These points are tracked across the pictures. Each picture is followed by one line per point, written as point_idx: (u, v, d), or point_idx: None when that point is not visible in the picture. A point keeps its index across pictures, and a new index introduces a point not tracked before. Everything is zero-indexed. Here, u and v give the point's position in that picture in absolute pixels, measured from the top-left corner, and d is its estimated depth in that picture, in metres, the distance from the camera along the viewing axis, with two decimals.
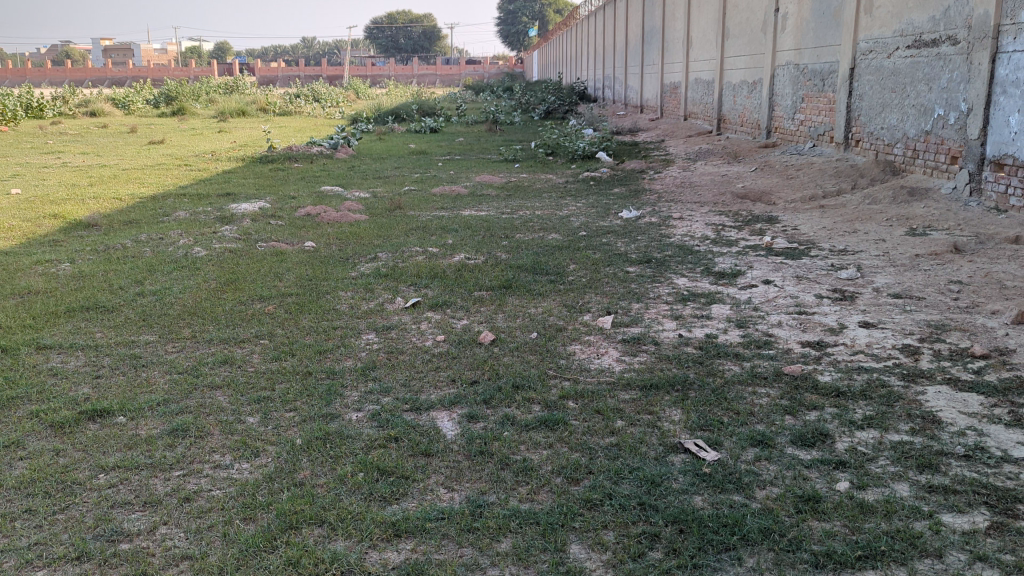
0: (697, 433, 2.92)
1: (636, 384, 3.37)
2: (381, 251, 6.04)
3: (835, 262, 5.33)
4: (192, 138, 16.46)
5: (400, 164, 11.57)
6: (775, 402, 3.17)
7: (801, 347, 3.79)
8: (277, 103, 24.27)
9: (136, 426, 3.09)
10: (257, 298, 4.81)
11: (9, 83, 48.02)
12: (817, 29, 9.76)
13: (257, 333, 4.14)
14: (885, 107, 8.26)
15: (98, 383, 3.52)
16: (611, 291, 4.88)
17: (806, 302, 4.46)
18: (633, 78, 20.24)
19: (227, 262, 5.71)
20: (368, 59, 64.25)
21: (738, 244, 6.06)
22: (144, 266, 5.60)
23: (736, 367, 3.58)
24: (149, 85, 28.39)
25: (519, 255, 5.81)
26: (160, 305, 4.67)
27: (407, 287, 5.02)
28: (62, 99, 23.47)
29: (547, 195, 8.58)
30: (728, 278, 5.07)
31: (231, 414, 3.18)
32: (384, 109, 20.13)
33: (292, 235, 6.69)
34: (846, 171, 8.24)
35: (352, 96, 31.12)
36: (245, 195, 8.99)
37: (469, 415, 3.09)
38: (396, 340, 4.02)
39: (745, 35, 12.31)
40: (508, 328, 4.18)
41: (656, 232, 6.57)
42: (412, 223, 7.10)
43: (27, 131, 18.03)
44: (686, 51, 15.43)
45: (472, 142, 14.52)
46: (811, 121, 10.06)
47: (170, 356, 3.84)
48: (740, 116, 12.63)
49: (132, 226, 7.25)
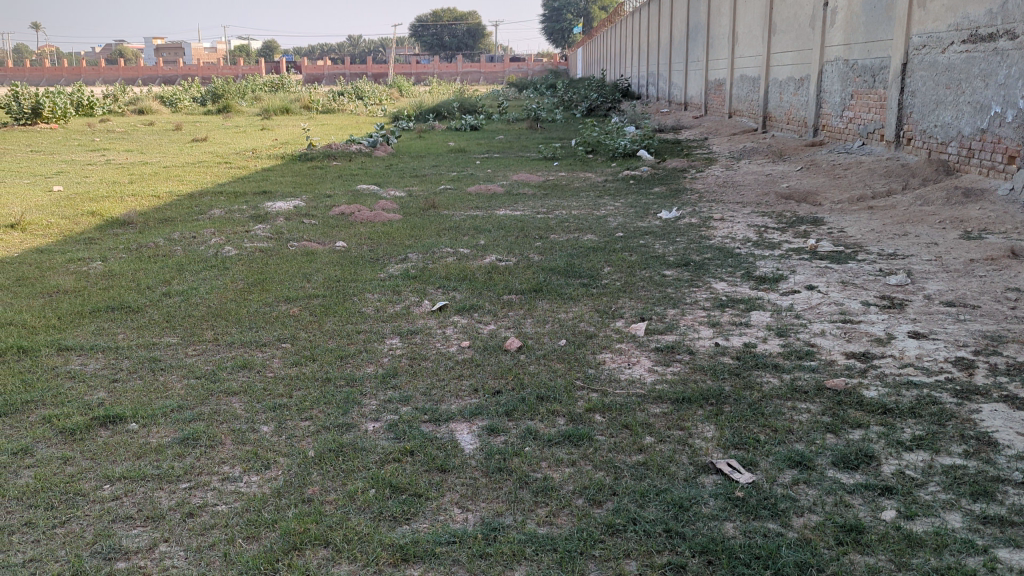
0: (731, 453, 2.74)
1: (667, 397, 3.21)
2: (412, 252, 5.92)
3: (883, 267, 5.09)
4: (235, 135, 16.53)
5: (438, 163, 11.44)
6: (816, 419, 2.98)
7: (845, 359, 3.59)
8: (320, 101, 24.30)
9: (148, 434, 2.95)
10: (283, 299, 4.70)
11: (62, 81, 49.06)
12: (868, 24, 9.46)
13: (279, 337, 4.02)
14: (939, 104, 7.95)
15: (114, 387, 3.39)
16: (646, 295, 4.70)
17: (852, 310, 4.24)
18: (677, 76, 19.96)
19: (256, 262, 5.61)
20: (413, 57, 64.43)
21: (780, 247, 5.83)
22: (174, 265, 5.52)
23: (775, 379, 3.39)
24: (196, 83, 28.64)
25: (553, 257, 5.65)
26: (185, 306, 4.57)
27: (436, 290, 4.88)
28: (112, 98, 23.79)
29: (586, 195, 8.39)
30: (768, 283, 4.86)
31: (245, 423, 3.05)
32: (426, 107, 19.99)
33: (324, 235, 6.59)
34: (897, 172, 7.94)
35: (396, 94, 31.15)
36: (282, 193, 8.94)
37: (490, 428, 2.95)
38: (419, 346, 3.89)
39: (793, 30, 12.00)
40: (536, 334, 4.03)
41: (696, 234, 6.36)
42: (446, 223, 6.98)
43: (75, 129, 18.26)
44: (731, 48, 15.13)
45: (512, 140, 14.36)
46: (860, 119, 9.75)
47: (189, 360, 3.72)
48: (786, 113, 12.31)
49: (167, 225, 7.21)
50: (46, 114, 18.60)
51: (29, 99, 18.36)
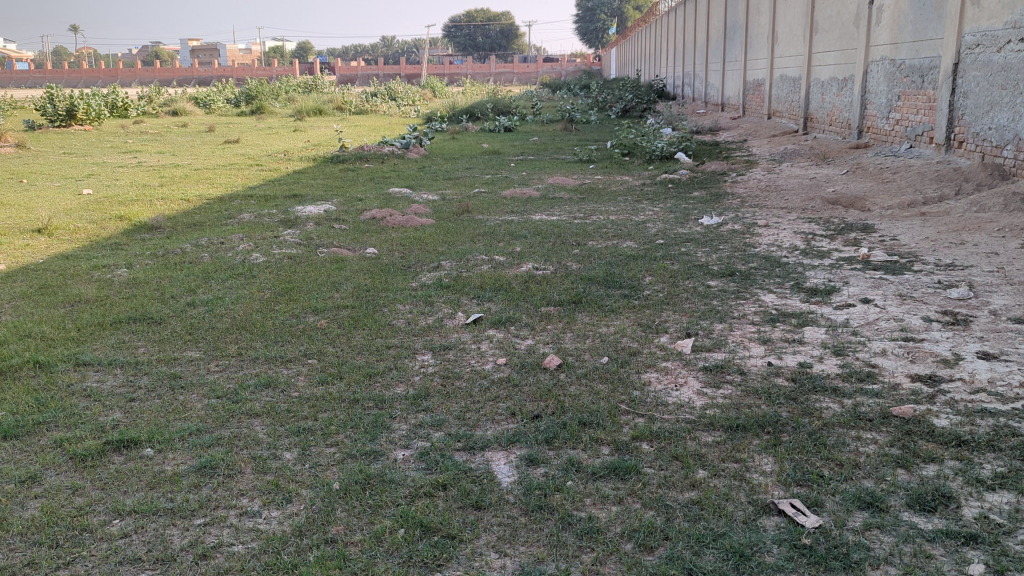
0: (793, 490, 2.49)
1: (720, 424, 2.96)
2: (445, 259, 5.72)
3: (943, 279, 4.81)
4: (268, 137, 16.47)
5: (471, 165, 11.26)
6: (884, 452, 2.72)
7: (910, 382, 3.32)
8: (353, 101, 24.25)
9: (163, 461, 2.78)
10: (310, 311, 4.52)
11: (100, 83, 49.78)
12: (917, 22, 9.12)
13: (305, 353, 3.83)
14: (994, 105, 7.61)
15: (131, 408, 3.22)
16: (691, 308, 4.45)
17: (912, 327, 3.97)
18: (713, 76, 19.62)
19: (284, 270, 5.44)
20: (446, 57, 64.38)
21: (830, 256, 5.55)
22: (199, 273, 5.37)
23: (836, 405, 3.13)
24: (230, 83, 28.71)
25: (591, 265, 5.42)
26: (209, 317, 4.41)
27: (469, 301, 4.67)
28: (147, 100, 23.92)
29: (623, 199, 8.15)
30: (820, 296, 4.60)
31: (267, 449, 2.86)
32: (459, 108, 19.79)
33: (355, 241, 6.40)
34: (949, 176, 7.61)
35: (429, 94, 31.05)
36: (312, 196, 8.79)
37: (529, 458, 2.73)
38: (452, 363, 3.69)
39: (835, 29, 11.66)
40: (576, 350, 3.80)
41: (739, 241, 6.11)
42: (479, 228, 6.77)
43: (110, 130, 18.32)
44: (770, 47, 14.79)
45: (546, 142, 14.15)
46: (908, 120, 9.41)
47: (212, 377, 3.55)
48: (828, 114, 11.97)
49: (195, 229, 7.08)
50: (81, 116, 18.66)
51: (64, 101, 18.45)
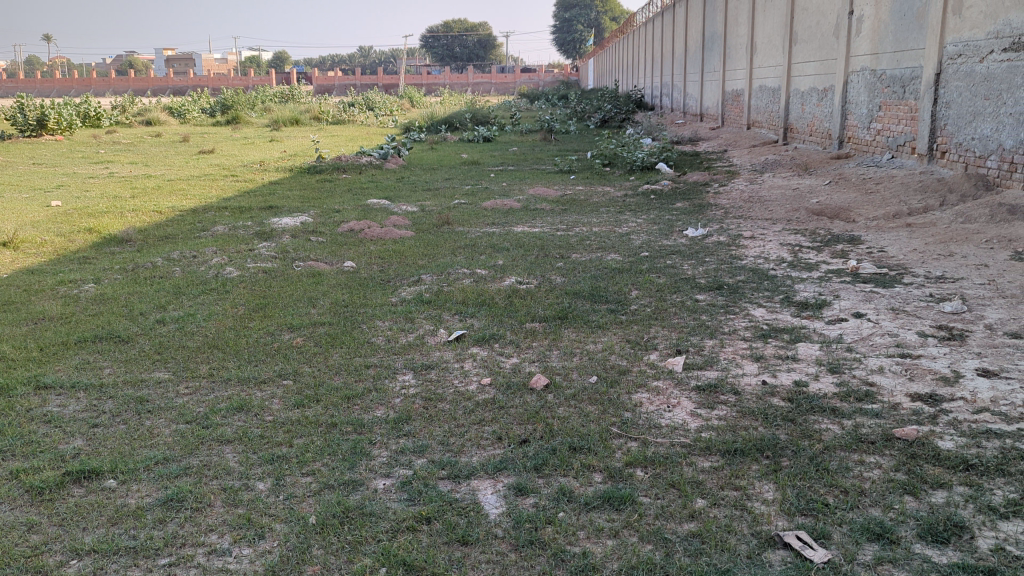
0: (797, 521, 2.36)
1: (716, 449, 2.83)
2: (426, 273, 5.56)
3: (934, 292, 4.71)
4: (243, 147, 16.24)
5: (450, 176, 11.11)
6: (889, 477, 2.60)
7: (910, 402, 3.19)
8: (330, 112, 24.07)
9: (127, 494, 2.61)
10: (285, 328, 4.35)
11: (74, 92, 49.29)
12: (898, 32, 9.09)
13: (281, 373, 3.66)
14: (976, 115, 7.56)
15: (93, 435, 3.05)
16: (680, 324, 4.32)
17: (908, 342, 3.86)
18: (692, 86, 19.61)
19: (258, 285, 5.26)
20: (422, 68, 64.32)
21: (818, 268, 5.46)
22: (170, 289, 5.19)
23: (835, 427, 3.00)
24: (206, 92, 28.42)
25: (576, 279, 5.28)
26: (180, 336, 4.23)
27: (451, 317, 4.52)
28: (121, 110, 23.64)
29: (605, 210, 8.03)
30: (812, 310, 4.49)
31: (238, 480, 2.70)
32: (438, 118, 19.66)
33: (333, 254, 6.24)
34: (933, 186, 7.55)
35: (407, 105, 30.91)
36: (288, 208, 8.61)
37: (517, 487, 2.58)
38: (435, 383, 3.53)
39: (815, 39, 11.63)
40: (563, 369, 3.66)
41: (726, 253, 6.00)
42: (460, 241, 6.63)
43: (82, 140, 18.02)
44: (749, 58, 14.77)
45: (526, 152, 14.04)
46: (889, 130, 9.37)
47: (181, 401, 3.37)
48: (809, 124, 11.93)
49: (167, 243, 6.88)
50: (52, 126, 18.34)
51: (34, 111, 18.14)
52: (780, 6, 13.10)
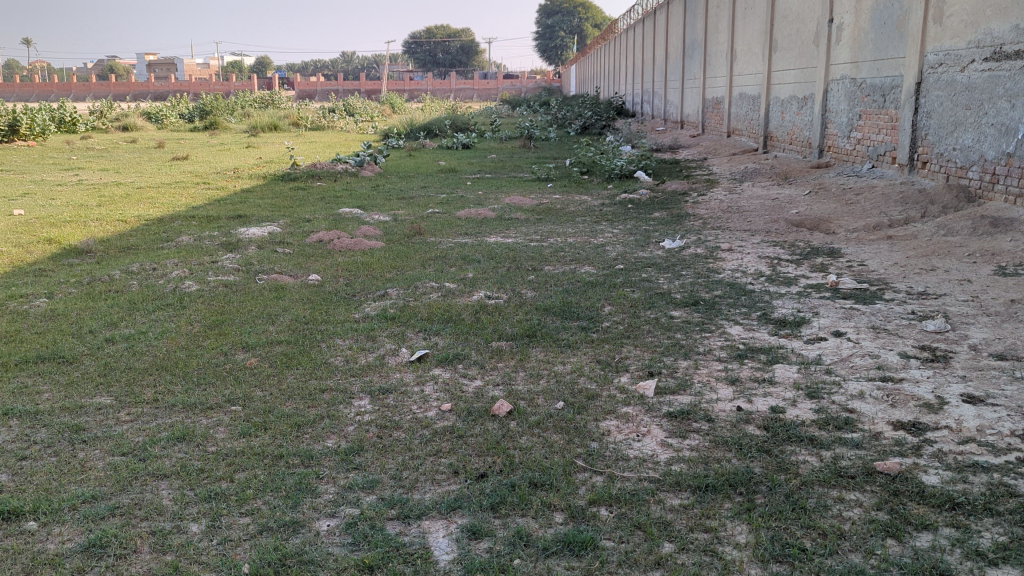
0: (772, 569, 2.18)
1: (686, 485, 2.65)
2: (392, 287, 5.37)
3: (917, 309, 4.56)
4: (218, 154, 15.98)
5: (426, 184, 10.91)
6: (870, 518, 2.43)
7: (892, 432, 3.03)
8: (309, 117, 23.83)
9: (47, 538, 2.40)
10: (240, 348, 4.13)
11: (52, 96, 48.80)
12: (878, 40, 8.98)
13: (229, 398, 3.44)
14: (958, 125, 7.45)
15: (19, 469, 2.83)
16: (653, 343, 4.15)
17: (890, 364, 3.70)
18: (672, 93, 19.53)
19: (218, 300, 5.05)
20: (405, 73, 64.11)
21: (797, 282, 5.31)
22: (125, 304, 4.97)
23: (814, 459, 2.83)
24: (184, 98, 28.11)
25: (547, 293, 5.10)
26: (128, 356, 4.01)
27: (415, 334, 4.33)
28: (98, 115, 23.32)
29: (582, 220, 7.86)
30: (790, 328, 4.33)
31: (170, 521, 2.49)
32: (417, 124, 19.46)
33: (298, 267, 6.03)
34: (914, 197, 7.43)
35: (389, 110, 30.68)
36: (257, 217, 8.38)
37: (471, 530, 2.39)
38: (392, 410, 3.33)
39: (795, 47, 11.53)
40: (530, 393, 3.48)
41: (703, 266, 5.84)
42: (431, 252, 6.43)
43: (55, 146, 17.70)
44: (729, 65, 14.66)
45: (504, 160, 13.87)
46: (870, 139, 9.25)
47: (119, 429, 3.16)
48: (789, 133, 11.81)
49: (129, 254, 6.66)
50: (24, 131, 18.00)
51: (6, 116, 17.90)
52: (760, 13, 12.99)
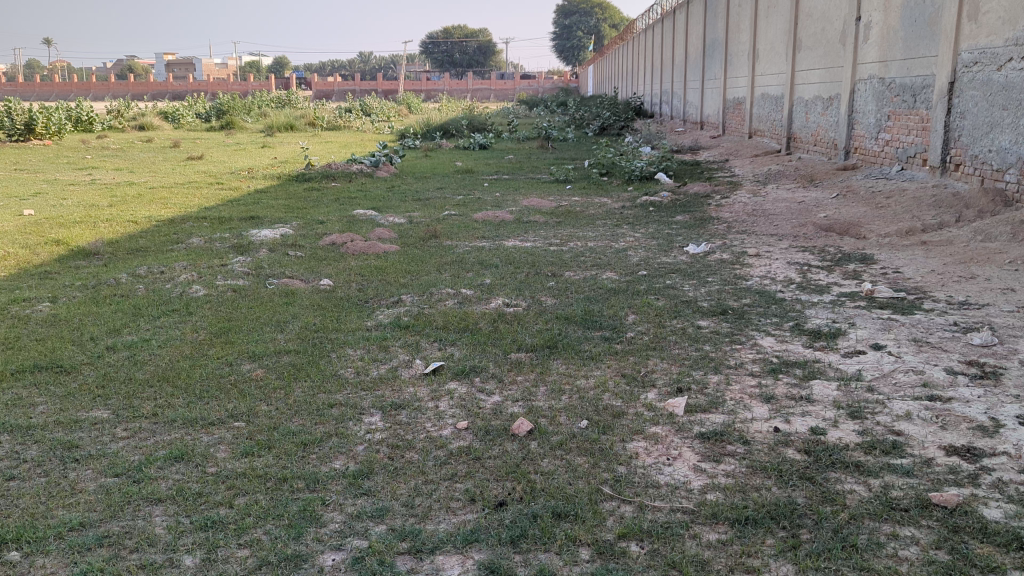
0: None
1: (724, 517, 2.43)
2: (406, 293, 5.16)
3: (960, 321, 4.32)
4: (233, 154, 15.82)
5: (443, 185, 10.71)
6: (930, 558, 2.20)
7: (945, 458, 2.80)
8: (326, 117, 23.69)
9: (28, 572, 2.21)
10: (246, 358, 3.94)
11: (71, 95, 48.95)
12: (908, 39, 8.71)
13: (233, 414, 3.24)
14: (994, 126, 7.18)
15: (5, 492, 2.64)
16: (681, 355, 3.92)
17: (936, 382, 3.47)
18: (692, 94, 19.25)
19: (225, 306, 4.86)
20: (422, 74, 64.02)
21: (830, 291, 5.07)
22: (129, 310, 4.78)
23: (862, 489, 2.61)
24: (201, 97, 28.06)
25: (568, 301, 4.88)
26: (130, 366, 3.82)
27: (430, 345, 4.12)
28: (115, 113, 23.28)
29: (602, 223, 7.63)
30: (825, 340, 4.09)
31: (162, 552, 2.29)
32: (433, 124, 19.26)
33: (310, 271, 5.84)
34: (948, 201, 7.17)
35: (405, 111, 30.53)
36: (270, 219, 8.20)
37: (489, 568, 2.18)
38: (405, 428, 3.12)
39: (820, 46, 11.25)
40: (551, 409, 3.26)
41: (729, 272, 5.61)
42: (447, 256, 6.22)
43: (70, 145, 17.62)
44: (751, 65, 14.39)
45: (521, 160, 13.65)
46: (899, 141, 8.98)
47: (114, 447, 2.96)
48: (813, 134, 11.54)
49: (137, 256, 6.48)
50: (40, 130, 17.91)
51: (22, 114, 17.85)
52: (783, 12, 12.72)
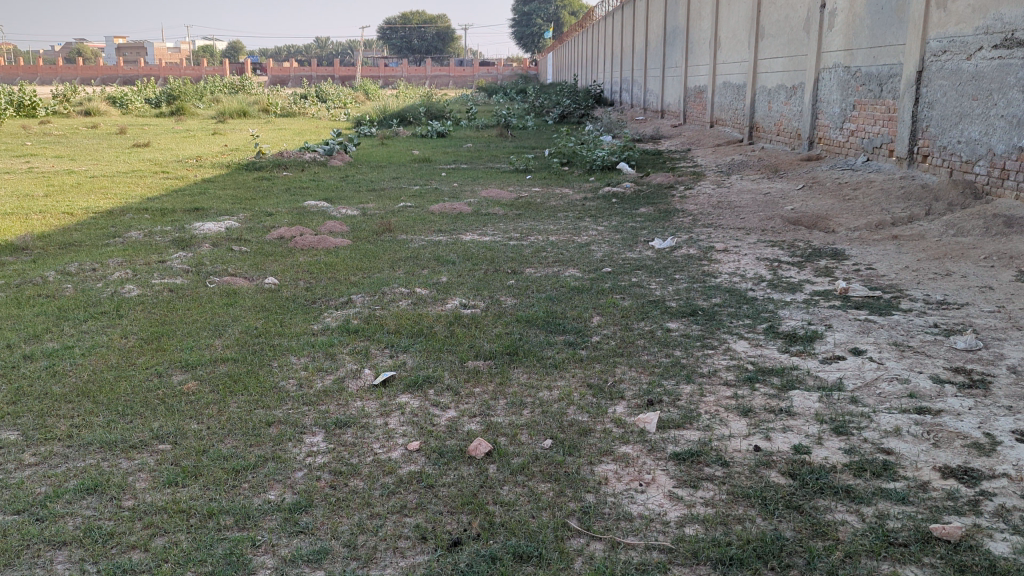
0: None
1: (706, 557, 2.16)
2: (357, 292, 4.84)
3: (940, 322, 4.10)
4: (182, 141, 15.27)
5: (399, 175, 10.36)
6: None
7: (941, 481, 2.57)
8: (280, 103, 23.10)
9: None
10: (178, 368, 3.60)
11: (16, 80, 47.42)
12: (874, 27, 8.53)
13: (157, 434, 2.92)
14: (963, 116, 7.02)
15: None
16: (651, 361, 3.67)
17: (923, 392, 3.24)
18: (652, 81, 19.02)
19: (159, 308, 4.51)
20: (380, 60, 63.17)
21: (803, 289, 4.84)
22: (54, 313, 4.41)
23: (855, 519, 2.36)
24: (151, 83, 27.25)
25: (528, 301, 4.60)
26: (46, 378, 3.46)
27: (380, 351, 3.82)
28: (61, 98, 22.48)
29: (564, 216, 7.35)
30: (801, 344, 3.86)
31: None
32: (389, 111, 18.83)
33: (254, 267, 5.49)
34: (917, 194, 7.00)
35: (362, 97, 29.97)
36: (215, 210, 7.80)
37: None
38: (350, 450, 2.81)
39: (783, 33, 11.06)
40: (512, 427, 2.98)
41: (697, 269, 5.36)
42: (401, 251, 5.90)
43: (10, 131, 16.94)
44: (713, 53, 14.18)
45: (480, 149, 13.33)
46: (865, 131, 8.81)
47: (18, 477, 2.62)
48: (776, 123, 11.36)
49: (69, 251, 6.08)
50: None
51: None
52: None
